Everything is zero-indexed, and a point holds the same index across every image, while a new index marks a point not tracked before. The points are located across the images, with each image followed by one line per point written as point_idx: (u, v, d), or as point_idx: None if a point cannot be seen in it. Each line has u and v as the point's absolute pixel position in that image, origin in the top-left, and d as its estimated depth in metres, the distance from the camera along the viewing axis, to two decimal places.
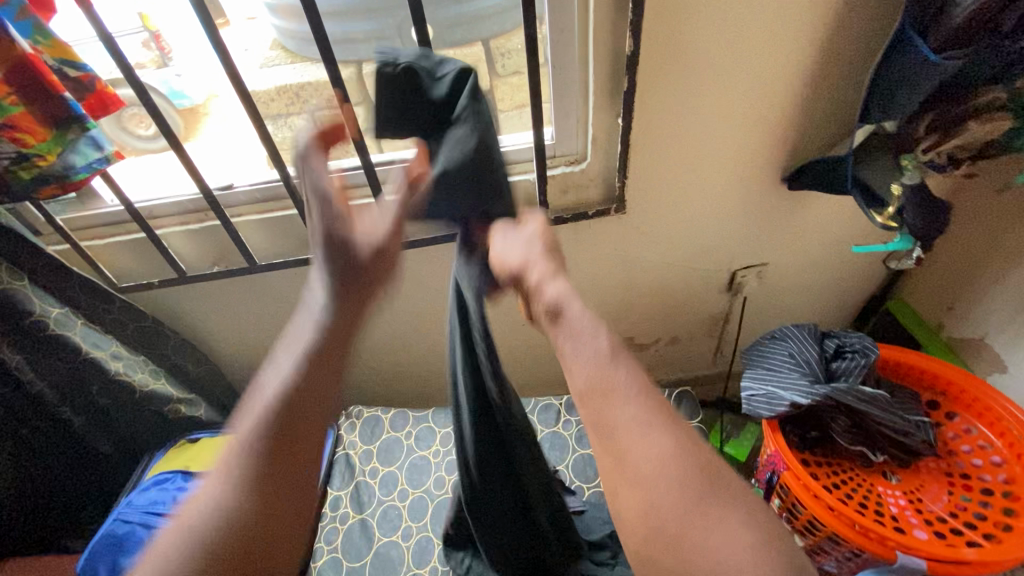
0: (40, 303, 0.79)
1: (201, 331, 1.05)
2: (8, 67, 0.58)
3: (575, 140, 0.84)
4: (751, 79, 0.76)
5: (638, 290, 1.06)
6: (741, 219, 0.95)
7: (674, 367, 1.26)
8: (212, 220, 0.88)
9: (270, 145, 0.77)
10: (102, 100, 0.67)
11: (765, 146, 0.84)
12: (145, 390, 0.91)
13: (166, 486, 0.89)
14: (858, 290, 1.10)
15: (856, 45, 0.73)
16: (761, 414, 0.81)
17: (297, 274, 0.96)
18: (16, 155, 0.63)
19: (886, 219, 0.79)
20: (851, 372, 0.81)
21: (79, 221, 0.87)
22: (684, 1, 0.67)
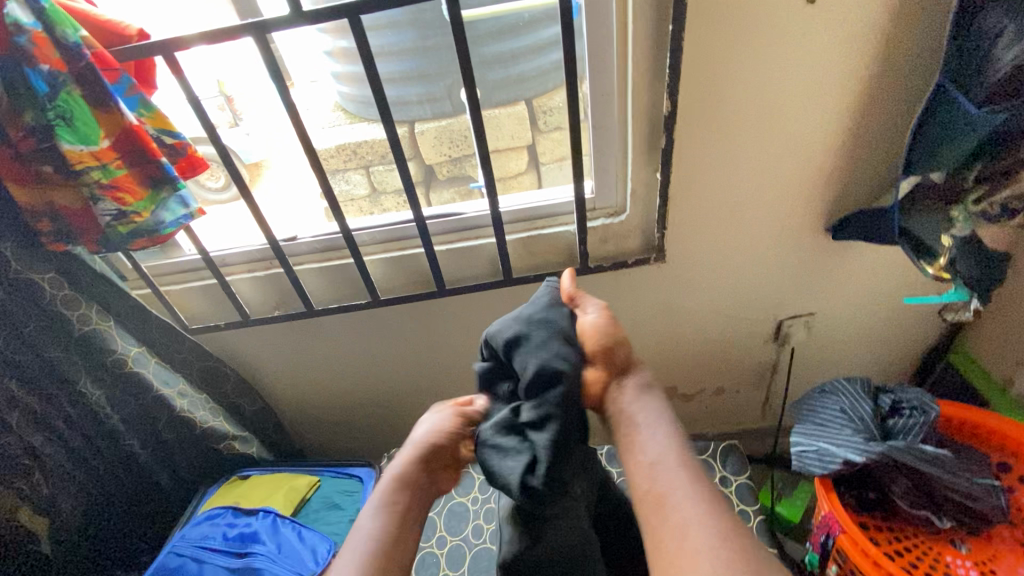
0: (122, 343, 0.86)
1: (259, 371, 1.11)
2: (115, 136, 0.67)
3: (614, 194, 0.88)
4: (787, 134, 0.78)
5: (680, 340, 1.06)
6: (784, 269, 0.94)
7: (719, 419, 1.22)
8: (276, 268, 0.96)
9: (331, 199, 0.84)
10: (192, 164, 0.75)
11: (805, 198, 0.85)
12: (204, 426, 0.97)
13: (217, 521, 0.93)
14: (913, 342, 1.06)
15: (894, 101, 0.74)
16: (813, 472, 0.78)
17: (348, 319, 1.01)
18: (117, 212, 0.71)
19: (938, 269, 0.76)
20: (909, 429, 0.77)
21: (161, 268, 0.96)
22: (719, 64, 0.71)
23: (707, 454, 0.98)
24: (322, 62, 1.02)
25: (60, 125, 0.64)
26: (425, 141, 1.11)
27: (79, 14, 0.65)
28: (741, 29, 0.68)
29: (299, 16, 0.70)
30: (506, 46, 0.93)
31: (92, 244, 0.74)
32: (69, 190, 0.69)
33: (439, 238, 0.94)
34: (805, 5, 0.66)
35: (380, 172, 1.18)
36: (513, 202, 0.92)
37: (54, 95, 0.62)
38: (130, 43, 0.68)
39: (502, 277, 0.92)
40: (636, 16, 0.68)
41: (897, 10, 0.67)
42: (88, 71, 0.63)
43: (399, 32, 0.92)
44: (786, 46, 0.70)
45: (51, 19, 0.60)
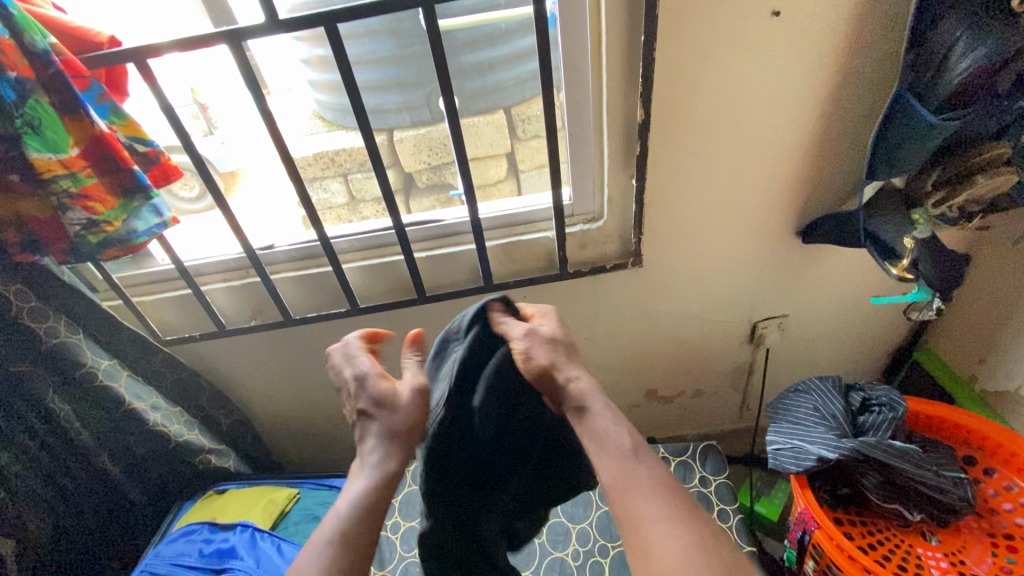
0: (91, 356, 0.84)
1: (236, 383, 1.09)
2: (85, 143, 0.66)
3: (592, 200, 0.89)
4: (757, 141, 0.80)
5: (659, 343, 1.07)
6: (757, 272, 0.97)
7: (698, 421, 1.24)
8: (253, 277, 0.94)
9: (309, 207, 0.83)
10: (165, 172, 0.74)
11: (776, 202, 0.87)
12: (179, 440, 0.94)
13: (193, 538, 0.91)
14: (882, 341, 1.09)
15: (857, 109, 0.78)
16: (789, 470, 0.80)
17: (327, 328, 1.00)
18: (87, 221, 0.69)
19: (902, 271, 0.79)
20: (879, 426, 0.80)
21: (133, 279, 0.94)
22: (691, 74, 0.73)
23: (687, 455, 1.00)
24: (297, 70, 1.01)
25: (26, 133, 0.62)
26: (403, 148, 1.13)
27: (48, 21, 0.64)
28: (711, 39, 0.70)
29: (275, 24, 0.69)
30: (483, 56, 0.94)
31: (61, 255, 0.72)
32: (35, 199, 0.68)
33: (419, 245, 0.94)
34: (771, 17, 0.69)
35: (358, 181, 1.18)
36: (492, 208, 0.92)
37: (21, 103, 0.61)
38: (101, 50, 0.68)
39: (483, 283, 0.92)
40: (609, 26, 0.70)
41: (857, 23, 0.70)
42: (56, 78, 0.62)
43: (376, 41, 0.92)
44: (754, 56, 0.72)
45: (19, 26, 0.59)
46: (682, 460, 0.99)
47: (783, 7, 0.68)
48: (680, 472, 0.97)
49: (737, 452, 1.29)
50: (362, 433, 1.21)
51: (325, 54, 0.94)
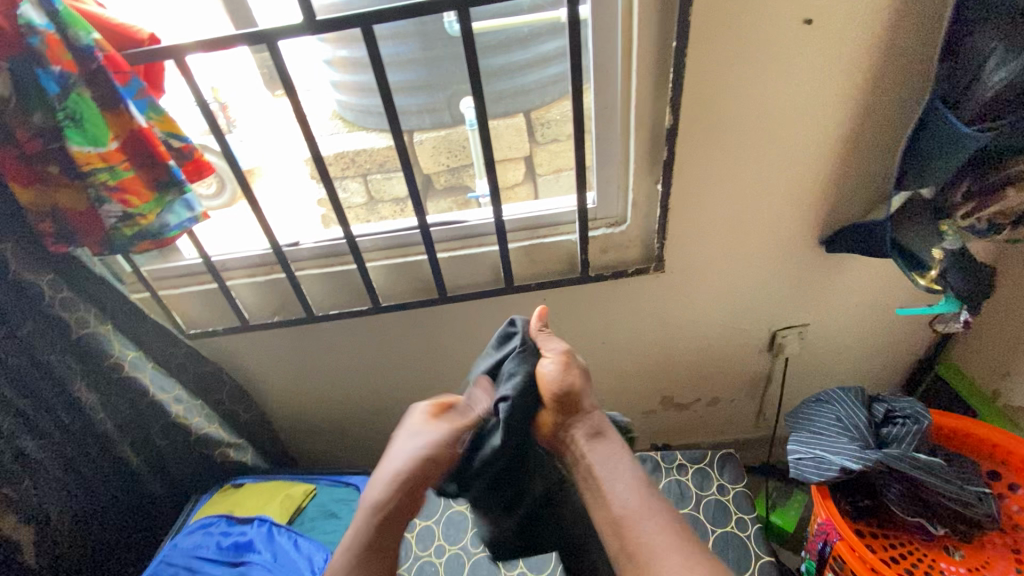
0: (119, 347, 0.85)
1: (253, 378, 1.10)
2: (124, 138, 0.67)
3: (616, 204, 0.89)
4: (784, 148, 0.80)
5: (677, 350, 1.07)
6: (780, 280, 0.96)
7: (714, 428, 1.23)
8: (277, 273, 0.95)
9: (336, 204, 0.84)
10: (198, 167, 0.75)
11: (801, 210, 0.87)
12: (200, 433, 0.95)
13: (211, 530, 0.91)
14: (903, 353, 1.09)
15: (886, 120, 0.77)
16: (810, 480, 0.79)
17: (347, 325, 1.01)
18: (123, 214, 0.71)
19: (930, 282, 0.78)
20: (902, 438, 0.79)
21: (160, 271, 0.96)
22: (721, 81, 0.73)
23: (705, 463, 0.99)
24: (322, 71, 1.03)
25: (70, 126, 0.64)
26: (424, 150, 1.14)
27: (93, 17, 0.65)
28: (742, 46, 0.70)
29: (312, 24, 0.71)
30: (508, 59, 0.94)
31: (95, 246, 0.73)
32: (74, 191, 0.70)
33: (441, 245, 0.94)
34: (803, 25, 0.69)
35: (377, 181, 1.22)
36: (516, 211, 0.93)
37: (64, 96, 0.62)
38: (141, 47, 0.69)
39: (504, 285, 0.93)
40: (641, 31, 0.71)
41: (890, 32, 0.70)
42: (98, 73, 0.64)
43: (403, 43, 0.93)
44: (785, 64, 0.72)
45: (65, 22, 0.61)
46: (700, 467, 0.99)
47: (816, 16, 0.68)
48: (698, 479, 0.97)
49: (751, 461, 1.28)
50: (377, 432, 1.22)
51: (351, 54, 0.95)
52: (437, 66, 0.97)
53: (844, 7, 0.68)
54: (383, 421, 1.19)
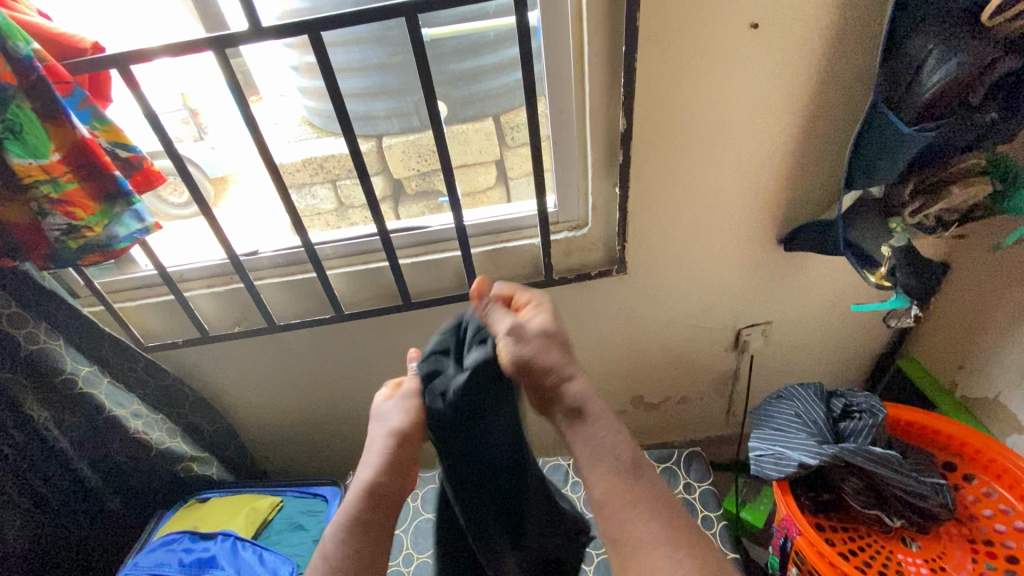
0: (72, 362, 0.83)
1: (218, 389, 1.08)
2: (66, 149, 0.65)
3: (576, 208, 0.90)
4: (736, 151, 0.81)
5: (644, 351, 1.08)
6: (740, 279, 0.98)
7: (686, 427, 1.25)
8: (236, 283, 0.94)
9: (293, 212, 0.83)
10: (148, 177, 0.74)
11: (757, 211, 0.88)
12: (161, 448, 0.94)
13: (173, 548, 0.89)
14: (864, 348, 1.11)
15: (833, 121, 0.79)
16: (771, 476, 0.81)
17: (311, 334, 1.00)
18: (67, 226, 0.69)
19: (880, 278, 0.81)
20: (860, 432, 0.81)
21: (115, 283, 0.93)
22: (672, 84, 0.74)
23: (672, 461, 1.00)
24: (289, 77, 1.01)
25: (8, 139, 0.62)
26: (392, 155, 1.13)
27: (33, 28, 0.64)
28: (690, 50, 0.71)
29: (259, 31, 0.70)
30: (470, 64, 0.94)
31: (41, 259, 0.72)
32: (16, 206, 0.68)
33: (404, 251, 0.94)
34: (749, 29, 0.70)
35: (346, 187, 1.18)
36: (478, 215, 0.93)
37: (3, 108, 0.61)
38: (86, 57, 0.68)
39: (468, 290, 0.92)
40: (592, 36, 0.71)
41: (834, 34, 0.72)
42: (40, 85, 0.62)
43: (365, 48, 0.92)
44: (733, 69, 0.73)
45: (3, 33, 0.59)
46: (667, 466, 0.99)
47: (761, 20, 0.70)
48: (666, 479, 0.97)
49: (723, 458, 1.30)
50: (348, 440, 1.20)
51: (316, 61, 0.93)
52: (398, 71, 0.96)
53: (789, 11, 0.69)
54: (353, 429, 1.18)
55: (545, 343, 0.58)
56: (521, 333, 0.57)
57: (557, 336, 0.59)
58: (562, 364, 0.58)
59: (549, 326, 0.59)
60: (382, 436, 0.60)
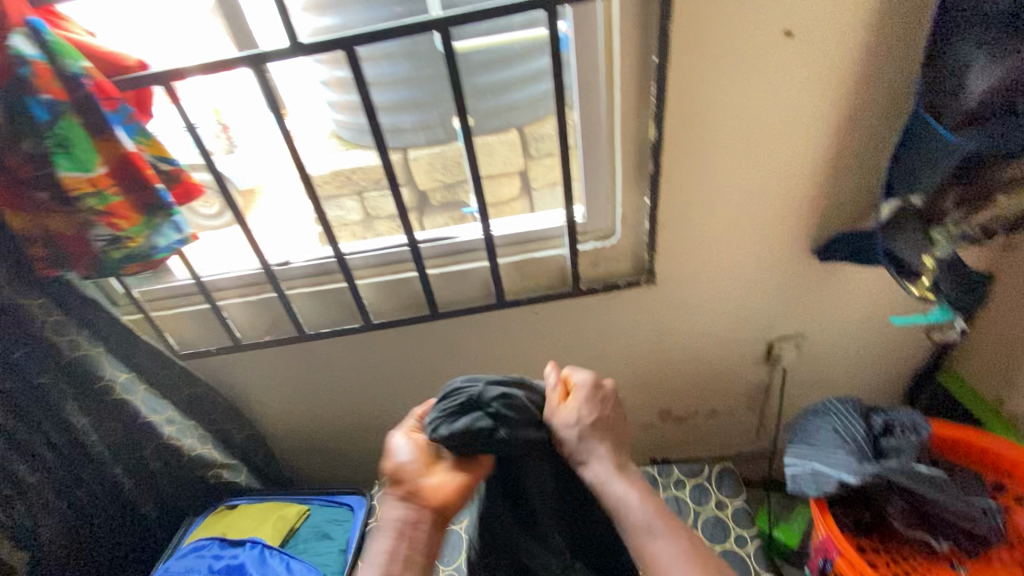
0: (110, 369, 0.86)
1: (247, 397, 1.10)
2: (112, 163, 0.68)
3: (604, 218, 0.89)
4: (770, 159, 0.80)
5: (672, 363, 1.06)
6: (772, 290, 0.96)
7: (715, 442, 1.22)
8: (268, 293, 0.96)
9: (325, 223, 0.84)
10: (187, 190, 0.76)
11: (790, 221, 0.87)
12: (192, 454, 0.95)
13: (203, 554, 0.90)
14: (903, 362, 1.07)
15: (870, 129, 0.77)
16: (808, 493, 0.78)
17: (339, 344, 1.01)
18: (111, 237, 0.72)
19: (922, 291, 0.77)
20: (902, 450, 0.78)
21: (153, 292, 0.96)
22: (704, 93, 0.73)
23: (703, 477, 0.98)
24: (317, 91, 1.03)
25: (58, 153, 0.65)
26: (418, 167, 1.15)
27: (84, 47, 0.67)
28: (722, 59, 0.71)
29: (297, 48, 0.71)
30: (498, 76, 0.95)
31: (85, 269, 0.74)
32: (63, 217, 0.71)
33: (432, 261, 0.94)
34: (783, 37, 0.69)
35: (373, 199, 1.20)
36: (505, 226, 0.93)
37: (53, 122, 0.64)
38: (129, 74, 0.70)
39: (495, 300, 0.92)
40: (623, 46, 0.71)
41: (871, 41, 0.70)
42: (88, 101, 0.65)
43: (394, 62, 0.94)
44: (766, 77, 0.72)
45: (55, 51, 0.62)
46: (697, 482, 0.97)
47: (796, 27, 0.69)
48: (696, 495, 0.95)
49: (753, 474, 1.26)
50: (373, 449, 1.21)
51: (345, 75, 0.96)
52: (427, 84, 0.97)
53: (824, 18, 0.68)
54: (378, 439, 1.18)
55: (580, 436, 0.64)
56: (558, 424, 0.64)
57: (591, 440, 0.64)
58: (578, 452, 0.63)
59: (597, 483, 0.62)
60: (388, 470, 0.64)
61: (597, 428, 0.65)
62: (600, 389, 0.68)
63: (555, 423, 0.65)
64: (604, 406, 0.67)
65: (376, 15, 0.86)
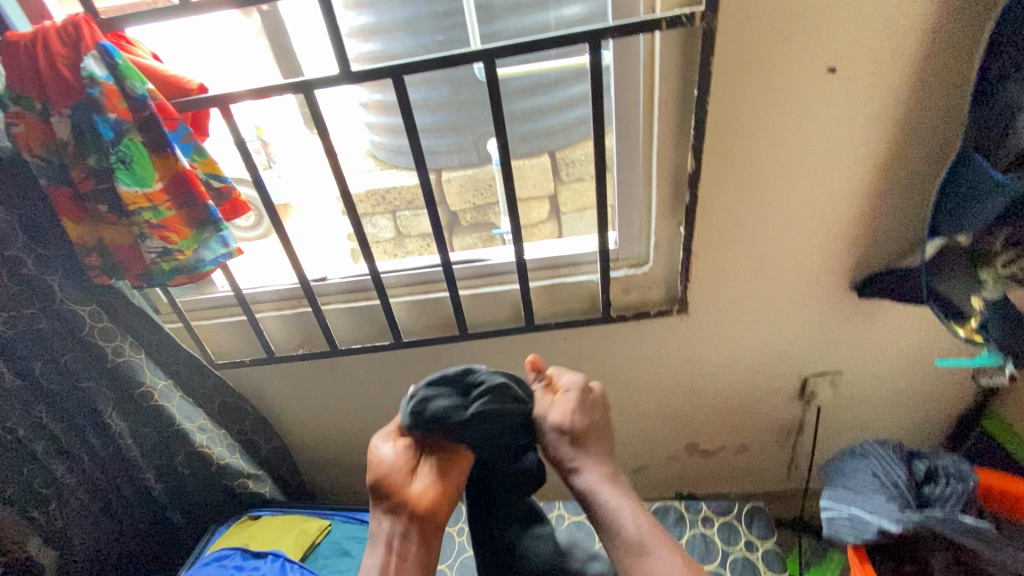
0: (150, 375, 0.88)
1: (275, 408, 1.12)
2: (169, 178, 0.71)
3: (637, 245, 0.89)
4: (811, 192, 0.79)
5: (702, 394, 1.04)
6: (808, 325, 0.94)
7: (742, 478, 1.18)
8: (303, 307, 0.98)
9: (363, 242, 0.86)
10: (235, 206, 0.78)
11: (829, 256, 0.85)
12: (221, 463, 0.96)
13: (225, 564, 0.90)
14: (945, 405, 1.03)
15: (915, 166, 0.76)
16: (846, 541, 0.75)
17: (369, 360, 1.02)
18: (162, 249, 0.74)
19: (970, 332, 0.75)
20: (947, 499, 0.74)
21: (194, 303, 0.99)
22: (743, 127, 0.73)
23: (732, 515, 0.95)
24: (358, 114, 1.07)
25: (120, 168, 0.68)
26: (451, 188, 1.18)
27: (148, 70, 0.71)
28: (763, 93, 0.71)
29: (347, 75, 0.74)
30: (535, 103, 0.97)
31: (134, 279, 0.77)
32: (120, 228, 0.74)
33: (464, 283, 0.95)
34: (826, 73, 0.69)
35: (405, 218, 1.26)
36: (538, 250, 0.94)
37: (117, 141, 0.67)
38: (191, 96, 0.73)
39: (525, 323, 0.93)
40: (663, 80, 0.72)
41: (917, 78, 0.70)
42: (150, 120, 0.68)
43: (434, 88, 0.97)
44: (807, 111, 0.72)
45: (122, 74, 0.66)
46: (726, 520, 0.94)
47: (839, 64, 0.69)
48: (724, 534, 0.92)
49: (783, 514, 1.22)
50: None
51: (384, 98, 0.99)
52: (465, 109, 1.00)
53: (869, 56, 0.68)
54: None
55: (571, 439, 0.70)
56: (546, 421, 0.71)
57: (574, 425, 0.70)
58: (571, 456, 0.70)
59: (588, 489, 0.69)
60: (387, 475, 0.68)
61: (580, 427, 0.70)
62: (590, 393, 0.74)
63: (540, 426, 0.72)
64: (586, 407, 0.72)
65: (418, 43, 0.90)
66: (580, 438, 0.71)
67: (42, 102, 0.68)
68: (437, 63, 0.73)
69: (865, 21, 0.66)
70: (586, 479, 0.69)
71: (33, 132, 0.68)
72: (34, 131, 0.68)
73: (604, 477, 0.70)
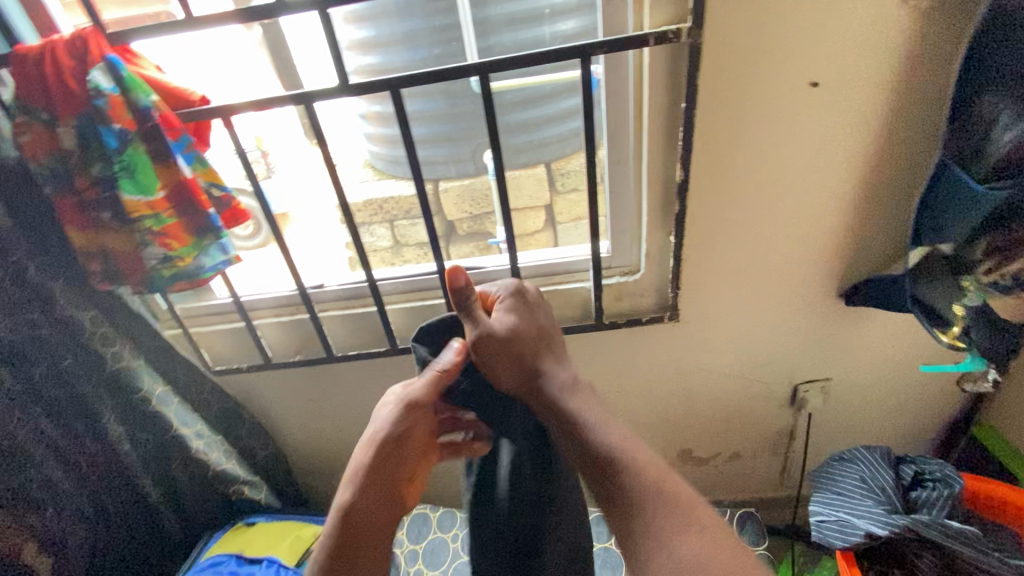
0: (148, 380, 0.90)
1: (272, 415, 1.13)
2: (171, 186, 0.73)
3: (629, 254, 0.91)
4: (797, 202, 0.81)
5: (694, 401, 1.05)
6: (798, 333, 0.95)
7: (736, 485, 1.19)
8: (301, 314, 0.99)
9: (360, 250, 0.88)
10: (235, 215, 0.78)
11: (816, 264, 0.87)
12: (218, 469, 0.97)
13: (220, 569, 0.91)
14: (934, 412, 1.04)
15: (898, 177, 0.78)
16: (834, 544, 0.76)
17: (365, 366, 1.03)
18: (163, 257, 0.76)
19: (952, 338, 0.77)
20: (933, 503, 0.76)
21: (193, 309, 1.01)
22: (730, 138, 0.76)
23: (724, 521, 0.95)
24: (356, 125, 1.09)
25: (123, 176, 0.71)
26: (448, 198, 1.20)
27: (153, 82, 0.72)
28: (749, 105, 0.73)
29: (345, 87, 0.76)
30: (530, 115, 0.99)
31: (136, 284, 0.79)
32: (122, 235, 0.76)
33: (459, 290, 0.97)
34: (809, 87, 0.72)
35: (403, 227, 1.27)
36: (532, 258, 0.95)
37: (122, 151, 0.70)
38: (193, 107, 0.75)
39: None
40: (651, 93, 0.74)
41: (896, 93, 0.72)
42: (154, 130, 0.70)
43: (430, 100, 0.99)
44: (792, 124, 0.75)
45: (128, 86, 0.69)
46: None
47: (821, 78, 0.71)
48: None
49: (776, 522, 1.22)
50: None
51: (383, 110, 1.01)
52: (462, 121, 1.02)
53: (850, 70, 0.71)
54: None
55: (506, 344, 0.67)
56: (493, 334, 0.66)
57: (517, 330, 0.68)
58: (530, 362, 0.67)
59: (557, 393, 0.64)
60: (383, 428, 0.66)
61: (520, 330, 0.68)
62: (523, 300, 0.71)
63: (485, 338, 0.66)
64: (525, 317, 0.70)
65: (417, 56, 0.93)
66: (534, 355, 0.68)
67: (47, 113, 0.70)
68: (432, 76, 0.75)
69: (845, 38, 0.68)
70: (554, 380, 0.66)
71: (40, 141, 0.71)
72: (40, 140, 0.71)
73: (568, 385, 0.65)
